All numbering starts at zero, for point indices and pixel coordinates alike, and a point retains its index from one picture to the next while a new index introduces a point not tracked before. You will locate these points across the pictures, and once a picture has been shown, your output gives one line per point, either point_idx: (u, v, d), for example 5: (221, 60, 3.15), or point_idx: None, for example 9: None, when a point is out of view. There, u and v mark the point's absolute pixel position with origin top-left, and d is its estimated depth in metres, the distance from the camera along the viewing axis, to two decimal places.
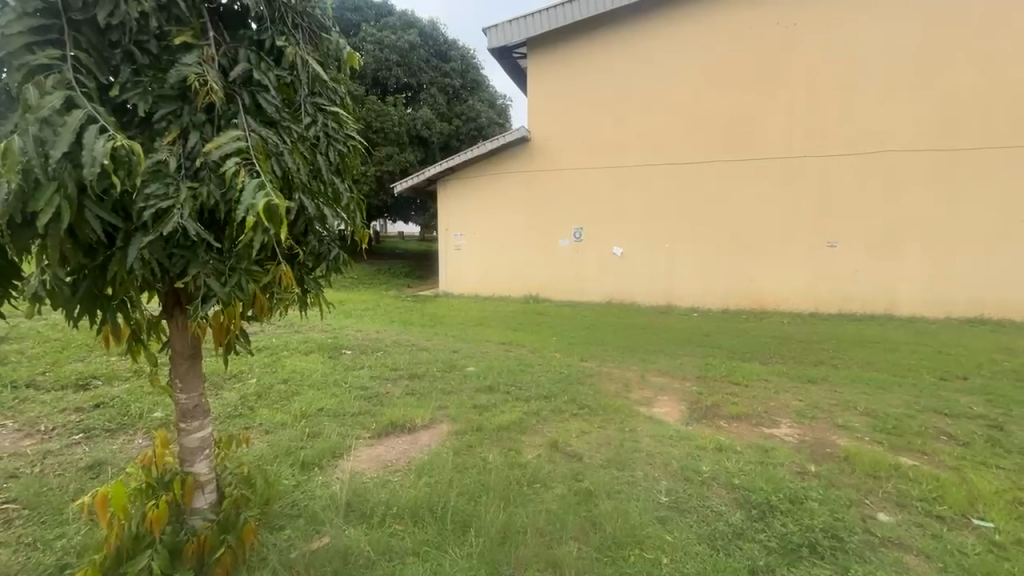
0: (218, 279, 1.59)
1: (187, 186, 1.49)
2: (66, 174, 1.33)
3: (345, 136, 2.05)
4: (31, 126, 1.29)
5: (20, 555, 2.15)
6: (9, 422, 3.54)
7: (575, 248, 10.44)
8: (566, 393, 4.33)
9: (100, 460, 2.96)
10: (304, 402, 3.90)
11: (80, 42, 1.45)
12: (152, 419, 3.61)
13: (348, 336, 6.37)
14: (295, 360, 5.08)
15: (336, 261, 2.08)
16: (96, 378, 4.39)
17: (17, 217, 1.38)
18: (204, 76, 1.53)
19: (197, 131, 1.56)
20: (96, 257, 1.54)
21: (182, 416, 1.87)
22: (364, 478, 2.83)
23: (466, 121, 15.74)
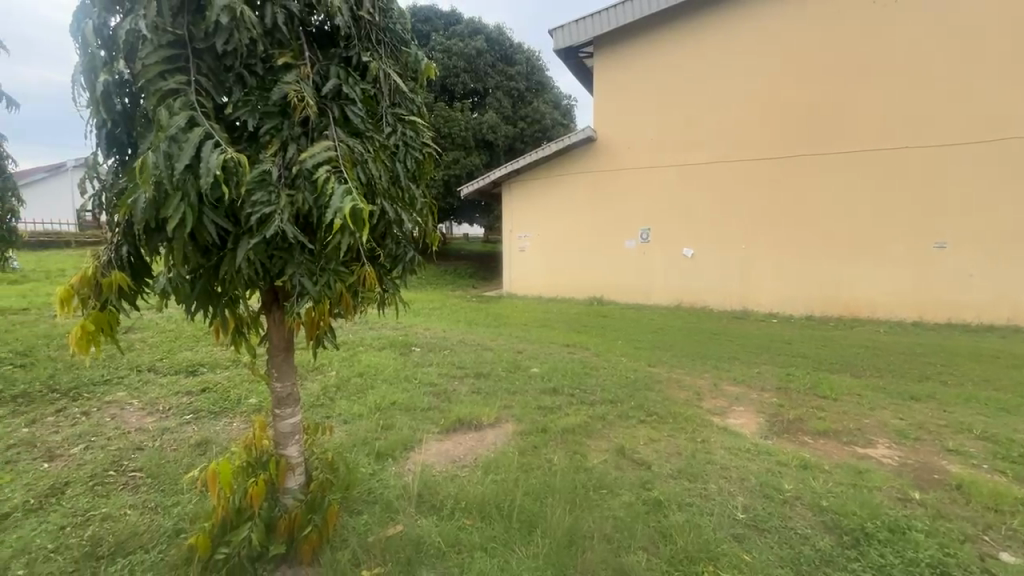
0: (310, 278, 1.73)
1: (285, 193, 1.64)
2: (189, 185, 1.51)
3: (422, 143, 2.16)
4: (162, 143, 1.48)
5: (146, 517, 2.47)
6: (135, 401, 4.08)
7: (642, 250, 10.15)
8: (632, 398, 4.22)
9: (206, 439, 3.32)
10: (377, 395, 4.12)
11: (201, 68, 1.63)
12: (248, 404, 4.00)
13: (417, 334, 6.65)
14: (369, 355, 5.38)
15: (412, 263, 2.18)
16: (202, 366, 4.93)
17: (151, 223, 1.59)
18: (301, 93, 1.68)
19: (294, 143, 1.71)
20: (210, 258, 1.73)
21: (277, 403, 2.04)
22: (433, 471, 2.93)
23: (531, 123, 15.84)
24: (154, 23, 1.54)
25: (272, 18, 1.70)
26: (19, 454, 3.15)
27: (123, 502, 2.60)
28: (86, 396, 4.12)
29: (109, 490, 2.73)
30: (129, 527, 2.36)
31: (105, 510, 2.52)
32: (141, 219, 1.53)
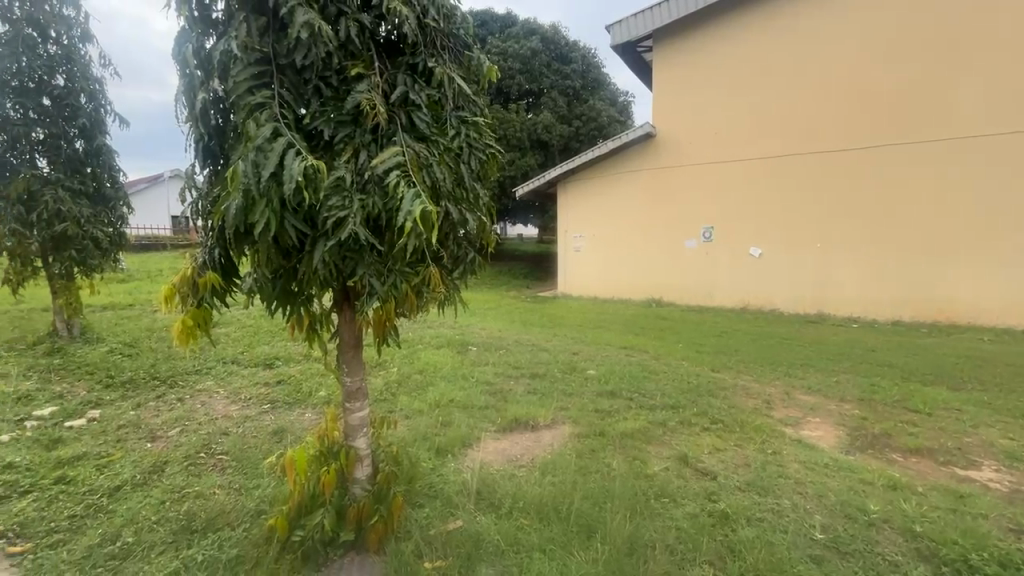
0: (379, 278, 1.81)
1: (358, 197, 1.71)
2: (273, 191, 1.63)
3: (485, 145, 2.19)
4: (251, 153, 1.60)
5: (232, 496, 2.69)
6: (221, 390, 4.47)
7: (705, 249, 9.71)
8: (695, 404, 4.04)
9: (282, 428, 3.58)
10: (437, 392, 4.24)
11: (283, 82, 1.75)
12: (318, 396, 4.26)
13: (473, 333, 6.77)
14: (428, 353, 5.54)
15: (473, 264, 2.22)
16: (277, 359, 5.31)
17: (240, 227, 1.72)
18: (373, 101, 1.76)
19: (365, 149, 1.79)
20: (290, 259, 1.86)
21: (347, 396, 2.15)
22: (491, 469, 2.97)
23: (587, 121, 15.64)
24: (244, 42, 1.67)
25: (346, 31, 1.79)
26: (128, 433, 3.55)
27: (212, 482, 2.85)
28: (181, 384, 4.58)
29: (201, 470, 3.02)
30: (218, 505, 2.59)
31: (198, 487, 2.79)
32: (232, 224, 1.67)
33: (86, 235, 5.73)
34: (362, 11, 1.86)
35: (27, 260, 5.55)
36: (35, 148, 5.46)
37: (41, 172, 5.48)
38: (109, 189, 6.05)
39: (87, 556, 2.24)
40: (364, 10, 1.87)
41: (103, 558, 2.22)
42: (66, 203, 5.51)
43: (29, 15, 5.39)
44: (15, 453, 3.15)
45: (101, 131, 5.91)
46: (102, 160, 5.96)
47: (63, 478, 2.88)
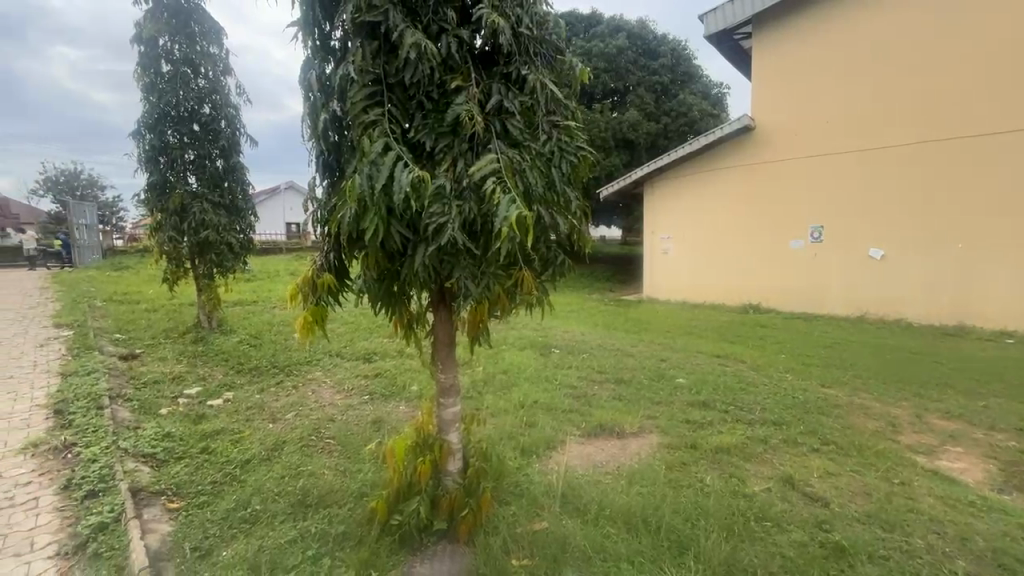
0: (475, 280, 1.89)
1: (456, 204, 1.80)
2: (382, 201, 1.77)
3: (577, 148, 2.19)
4: (365, 167, 1.76)
5: (339, 478, 2.96)
6: (328, 380, 4.94)
7: (812, 251, 8.80)
8: (802, 422, 3.67)
9: (379, 418, 3.87)
10: (521, 393, 4.31)
11: (391, 99, 1.90)
12: (411, 390, 4.54)
13: (555, 335, 6.78)
14: (513, 354, 5.66)
15: (562, 266, 2.23)
16: (374, 354, 5.74)
17: (354, 234, 1.90)
18: (471, 112, 1.85)
19: (463, 158, 1.88)
20: (394, 262, 2.00)
21: (441, 392, 2.26)
22: (577, 474, 2.95)
23: (676, 118, 14.96)
24: (359, 66, 1.84)
25: (447, 47, 1.89)
26: (254, 413, 4.06)
27: (323, 463, 3.17)
28: (295, 373, 5.13)
29: (313, 451, 3.35)
30: (328, 484, 2.86)
31: (310, 466, 3.11)
32: (347, 230, 1.85)
33: (223, 241, 6.65)
34: (462, 26, 1.96)
35: (180, 262, 6.57)
36: (187, 168, 6.44)
37: (191, 188, 6.45)
38: (241, 202, 6.94)
39: (225, 517, 2.59)
40: (463, 26, 1.97)
41: (237, 521, 2.56)
42: (208, 214, 6.43)
43: (186, 56, 6.39)
44: (171, 424, 3.75)
45: (236, 151, 6.82)
46: (237, 177, 6.87)
47: (205, 448, 3.37)
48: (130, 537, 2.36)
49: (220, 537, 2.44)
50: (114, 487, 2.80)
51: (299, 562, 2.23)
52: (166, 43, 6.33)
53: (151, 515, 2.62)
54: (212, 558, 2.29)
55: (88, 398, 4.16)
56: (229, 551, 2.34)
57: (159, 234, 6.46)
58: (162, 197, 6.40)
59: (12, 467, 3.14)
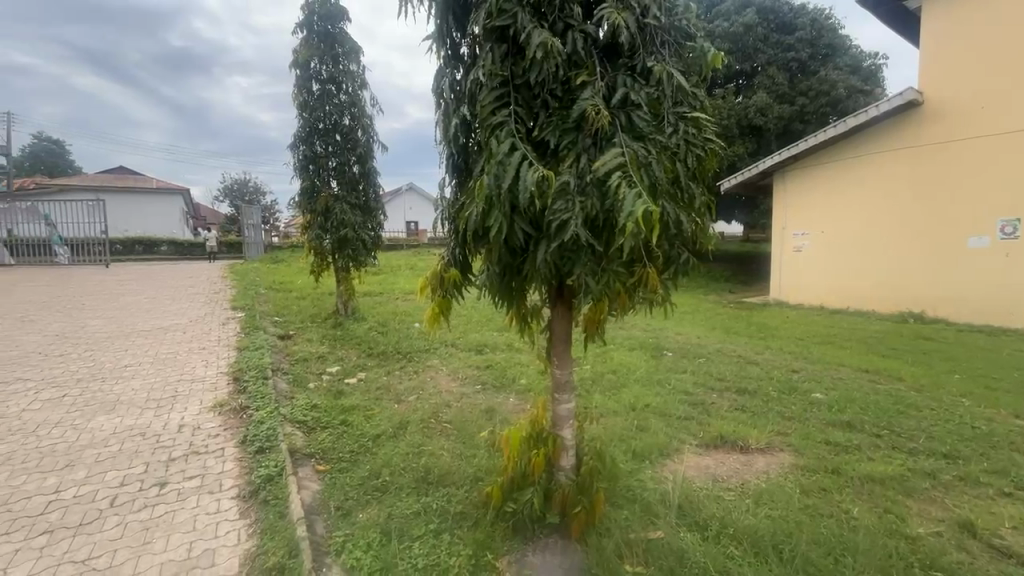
0: (594, 276, 1.87)
1: (579, 200, 1.79)
2: (507, 200, 1.83)
3: (704, 141, 2.05)
4: (492, 167, 1.82)
5: (456, 460, 3.16)
6: (444, 367, 5.30)
7: (1001, 250, 7.18)
8: (986, 459, 3.02)
9: (491, 408, 4.04)
10: (631, 394, 4.17)
11: (517, 100, 1.95)
12: (519, 383, 4.67)
13: (668, 337, 6.44)
14: (621, 355, 5.49)
15: (686, 264, 2.10)
16: (485, 346, 6.01)
17: (480, 231, 1.99)
18: (597, 106, 1.81)
19: (586, 153, 1.86)
20: (515, 257, 2.06)
21: (556, 387, 2.29)
22: (694, 485, 2.78)
23: (814, 98, 13.21)
24: (489, 70, 1.90)
25: (573, 44, 1.89)
26: (383, 394, 4.50)
27: (442, 444, 3.40)
28: (416, 359, 5.59)
29: (432, 433, 3.62)
30: (446, 465, 3.06)
31: (431, 447, 3.35)
32: (474, 227, 1.94)
33: (358, 238, 7.47)
34: (587, 21, 1.93)
35: (324, 256, 7.48)
36: (330, 174, 7.35)
37: (333, 191, 7.36)
38: (373, 202, 7.71)
39: (361, 483, 2.91)
40: (588, 20, 1.94)
41: (370, 488, 2.86)
42: (347, 214, 7.27)
43: (332, 75, 7.31)
44: (317, 397, 4.32)
45: (370, 157, 7.61)
46: (370, 180, 7.65)
47: (344, 421, 3.82)
48: (290, 490, 2.77)
49: (358, 501, 2.75)
50: (276, 447, 3.32)
51: (423, 534, 2.42)
52: (315, 65, 7.26)
53: (304, 473, 3.05)
54: (352, 518, 2.59)
55: (256, 369, 4.97)
56: (365, 514, 2.62)
57: (309, 232, 7.44)
58: (310, 200, 7.36)
59: (207, 421, 3.88)
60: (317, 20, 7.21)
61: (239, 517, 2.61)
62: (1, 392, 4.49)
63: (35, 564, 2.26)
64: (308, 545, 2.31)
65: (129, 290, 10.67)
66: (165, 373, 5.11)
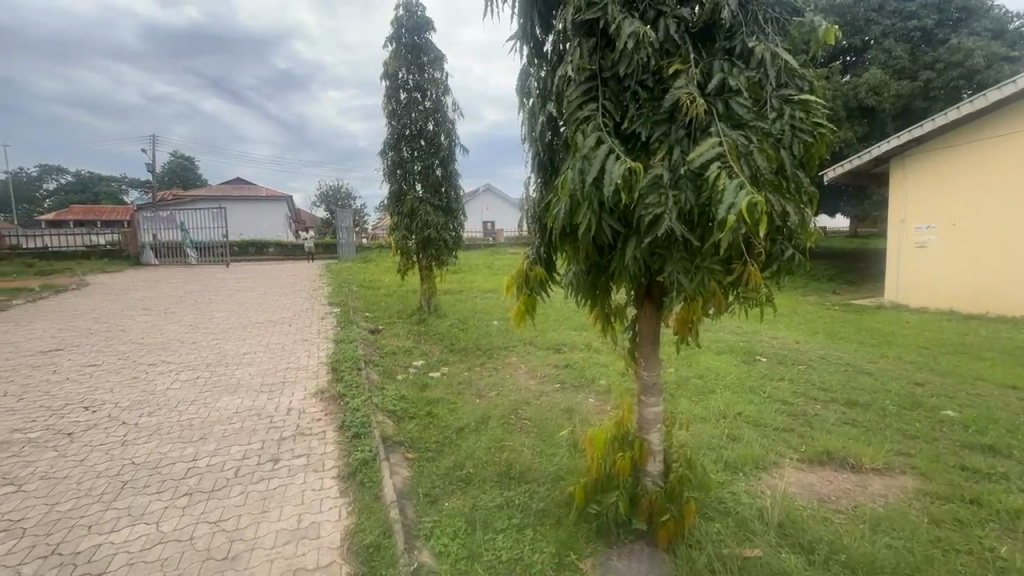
0: (687, 274, 1.78)
1: (672, 195, 1.70)
2: (595, 196, 1.79)
3: (814, 125, 1.85)
4: (580, 161, 1.79)
5: (537, 457, 3.18)
6: (522, 365, 5.35)
7: None
8: None
9: (571, 407, 4.02)
10: (720, 401, 3.92)
11: (606, 92, 1.90)
12: (599, 384, 4.59)
13: (761, 342, 5.96)
14: (708, 358, 5.18)
15: (791, 261, 1.93)
16: (563, 345, 5.98)
17: (566, 228, 1.97)
18: (693, 94, 1.71)
19: (679, 145, 1.77)
20: (602, 255, 2.03)
21: (643, 390, 2.21)
22: (796, 502, 2.55)
23: (943, 71, 11.30)
24: (577, 64, 1.87)
25: (665, 30, 1.80)
26: (465, 388, 4.66)
27: (522, 441, 3.44)
28: (495, 356, 5.71)
29: (513, 428, 3.68)
30: (527, 462, 3.09)
31: (511, 442, 3.41)
32: (560, 224, 1.93)
33: (441, 238, 7.79)
34: (681, 5, 1.84)
35: (409, 256, 7.89)
36: (415, 177, 7.73)
37: (418, 194, 7.74)
38: (454, 204, 8.01)
39: (447, 473, 3.04)
40: (682, 4, 1.85)
41: (456, 478, 2.97)
42: (430, 215, 7.63)
43: (418, 83, 7.69)
44: (405, 388, 4.58)
45: (452, 160, 7.91)
46: (452, 183, 7.95)
47: (429, 412, 4.00)
48: (383, 474, 2.96)
49: (444, 489, 2.87)
50: (370, 433, 3.57)
51: (506, 527, 2.46)
52: (403, 74, 7.67)
53: (395, 459, 3.24)
54: (438, 505, 2.71)
55: (351, 360, 5.38)
56: (451, 502, 2.73)
57: (395, 233, 7.89)
58: (398, 203, 7.79)
59: (311, 406, 4.28)
60: (404, 32, 7.63)
61: (339, 496, 2.85)
62: (151, 372, 5.30)
63: (179, 521, 2.64)
64: (400, 527, 2.45)
65: (246, 287, 12.07)
66: (275, 361, 5.71)
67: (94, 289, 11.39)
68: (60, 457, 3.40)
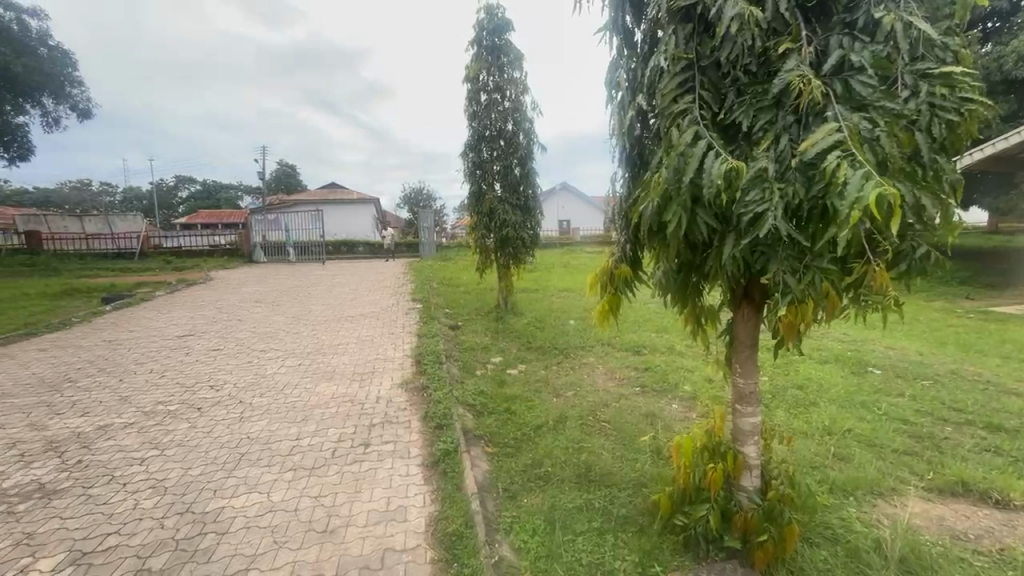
0: (795, 275, 1.62)
1: (778, 188, 1.55)
2: (690, 192, 1.67)
3: (959, 102, 1.59)
4: (673, 156, 1.68)
5: (617, 462, 3.08)
6: (600, 366, 5.24)
7: None
8: None
9: (653, 413, 3.85)
10: (825, 415, 3.54)
11: (705, 81, 1.78)
12: (684, 390, 4.35)
13: (874, 352, 5.28)
14: (809, 368, 4.70)
15: (926, 259, 1.67)
16: (643, 347, 5.77)
17: (656, 226, 1.87)
18: (806, 77, 1.54)
19: (787, 133, 1.61)
20: (696, 253, 1.91)
21: (738, 399, 2.07)
22: (923, 537, 2.23)
23: None
24: (672, 53, 1.78)
25: (774, 9, 1.66)
26: (542, 386, 4.66)
27: (602, 444, 3.36)
28: (572, 356, 5.65)
29: (592, 430, 3.61)
30: (606, 466, 3.01)
31: (590, 444, 3.34)
32: (649, 222, 1.83)
33: (518, 237, 7.88)
34: None
35: (488, 255, 8.05)
36: (495, 177, 7.88)
37: (497, 193, 7.87)
38: (532, 203, 8.06)
39: (525, 470, 3.06)
40: None
41: (534, 476, 2.98)
42: (509, 215, 7.74)
43: (497, 85, 7.83)
44: (484, 384, 4.69)
45: (530, 159, 7.97)
46: (529, 182, 8.01)
47: (507, 408, 4.06)
48: (464, 466, 3.07)
49: (524, 486, 2.89)
50: (452, 426, 3.69)
51: (587, 530, 2.42)
52: (483, 77, 7.84)
53: (475, 452, 3.33)
54: (517, 501, 2.74)
55: (433, 355, 5.62)
56: (530, 500, 2.74)
57: (475, 232, 8.09)
58: (477, 203, 7.98)
59: (398, 395, 4.54)
60: (485, 35, 7.79)
61: (424, 483, 2.98)
62: (263, 358, 5.94)
63: (286, 493, 2.92)
64: (481, 519, 2.51)
65: (340, 283, 13.09)
66: (366, 352, 6.14)
67: (217, 283, 13.02)
68: (192, 428, 3.92)
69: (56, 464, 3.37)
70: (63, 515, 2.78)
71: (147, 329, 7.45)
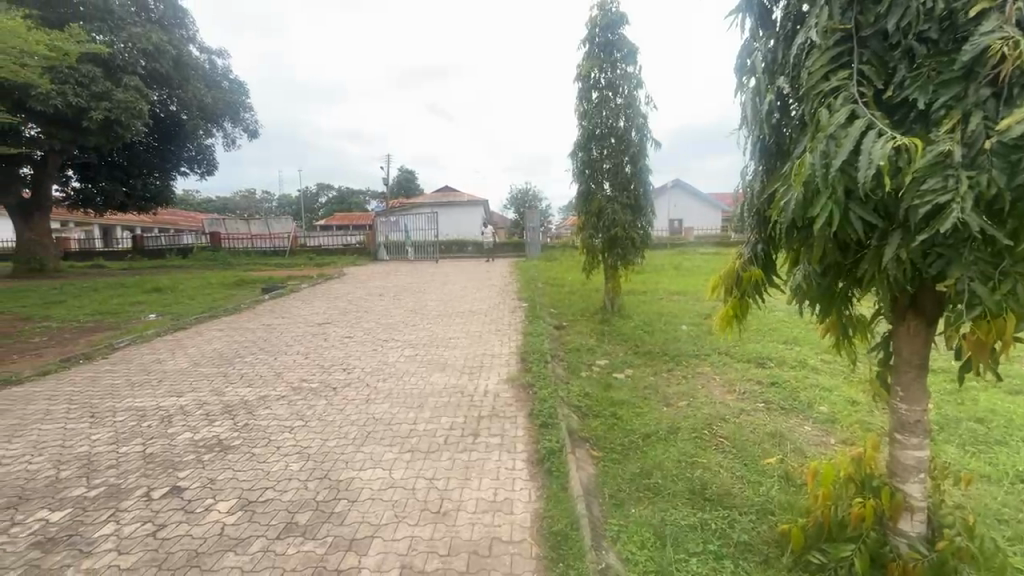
0: (985, 283, 1.33)
1: (967, 175, 1.28)
2: (842, 182, 1.44)
3: None
4: (822, 142, 1.48)
5: (736, 483, 2.82)
6: (716, 376, 4.86)
7: None
8: None
9: (780, 433, 3.46)
10: (1017, 458, 2.85)
11: (864, 55, 1.54)
12: (819, 411, 3.84)
13: None
14: (995, 398, 3.82)
15: None
16: (767, 359, 5.21)
17: (797, 222, 1.65)
18: (1011, 39, 1.24)
19: (980, 110, 1.32)
20: (847, 254, 1.66)
21: (898, 427, 1.77)
22: None
23: None
24: (824, 26, 1.56)
25: None
26: (651, 393, 4.46)
27: (718, 460, 3.11)
28: (685, 363, 5.31)
29: (708, 446, 3.34)
30: (724, 486, 2.78)
31: (705, 460, 3.11)
32: (789, 218, 1.63)
33: (628, 237, 7.64)
34: None
35: (595, 255, 7.93)
36: (605, 176, 7.72)
37: (606, 193, 7.71)
38: (644, 201, 7.75)
39: (632, 479, 2.95)
40: None
41: (643, 486, 2.86)
42: (618, 214, 7.54)
43: (609, 81, 7.65)
44: (589, 386, 4.63)
45: (642, 156, 7.67)
46: (641, 180, 7.71)
47: (613, 413, 3.96)
48: (569, 467, 3.06)
49: (630, 495, 2.80)
50: (557, 425, 3.70)
51: (702, 552, 2.25)
52: (595, 74, 7.70)
53: (580, 454, 3.30)
54: (624, 509, 2.66)
55: (538, 354, 5.70)
56: (637, 510, 2.65)
57: (583, 232, 7.99)
58: (585, 203, 7.89)
59: (504, 391, 4.68)
60: (598, 32, 7.65)
61: (529, 479, 3.02)
62: (385, 346, 6.54)
63: (405, 472, 3.19)
64: (587, 523, 2.49)
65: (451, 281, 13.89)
66: (475, 346, 6.44)
67: (349, 278, 14.68)
68: (329, 405, 4.47)
69: (230, 424, 4.08)
70: (235, 467, 3.36)
71: (295, 316, 8.67)
